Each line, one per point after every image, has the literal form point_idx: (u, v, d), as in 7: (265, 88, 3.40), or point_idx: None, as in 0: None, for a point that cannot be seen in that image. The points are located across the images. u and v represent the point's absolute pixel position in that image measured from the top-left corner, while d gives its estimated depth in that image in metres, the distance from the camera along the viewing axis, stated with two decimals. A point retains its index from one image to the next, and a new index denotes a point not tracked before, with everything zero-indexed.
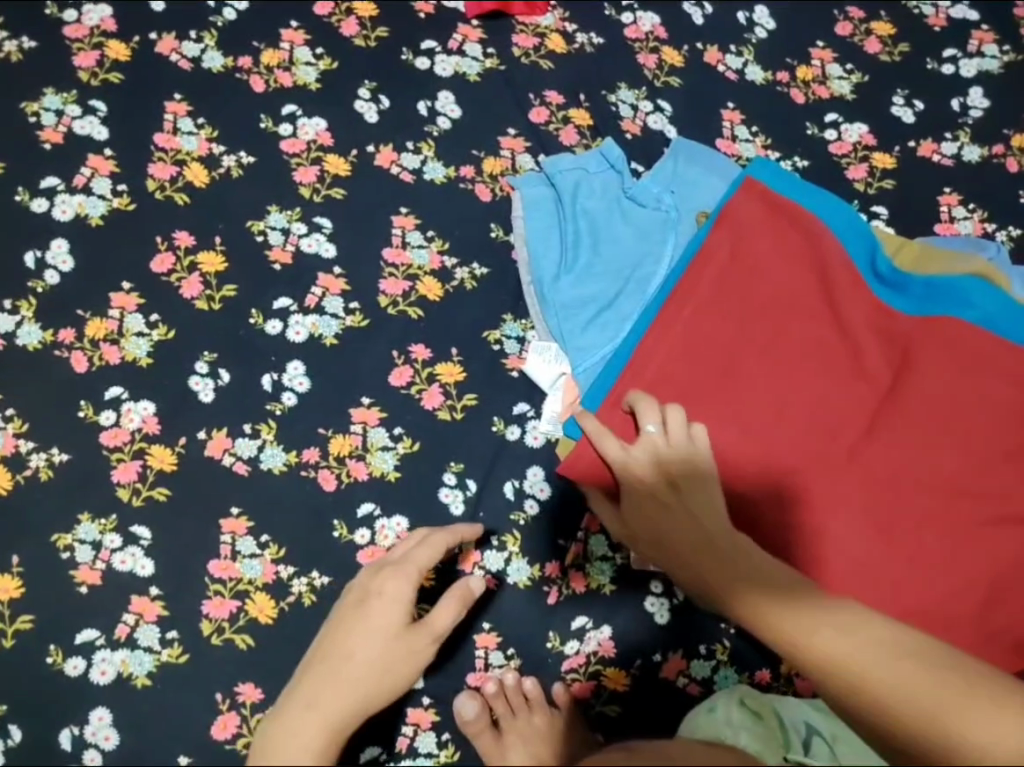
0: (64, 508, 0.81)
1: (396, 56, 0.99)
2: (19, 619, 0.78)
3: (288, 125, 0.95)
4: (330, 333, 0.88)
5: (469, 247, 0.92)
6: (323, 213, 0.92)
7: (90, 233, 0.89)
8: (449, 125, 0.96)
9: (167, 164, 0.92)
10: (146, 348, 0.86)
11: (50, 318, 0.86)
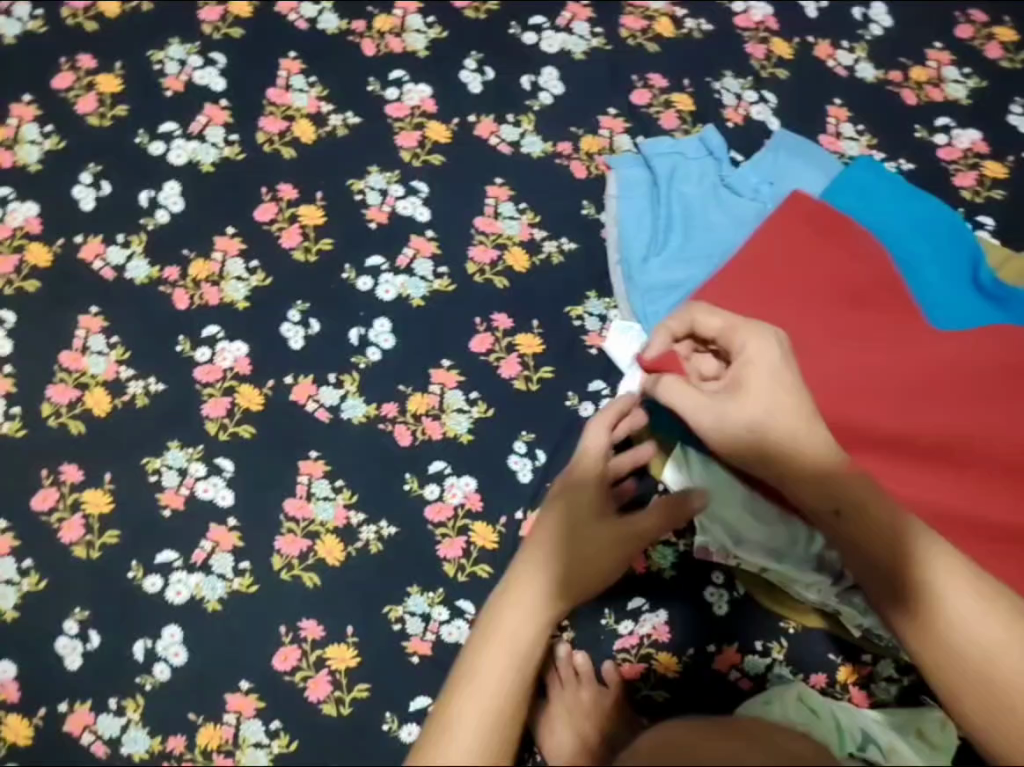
0: (156, 434, 0.85)
1: (505, 29, 1.00)
2: (107, 533, 0.83)
3: (394, 89, 0.97)
4: (417, 294, 0.90)
5: (561, 221, 0.93)
6: (421, 178, 0.94)
7: (202, 177, 0.93)
8: (552, 101, 0.97)
9: (277, 119, 0.96)
10: (243, 292, 0.90)
11: (158, 255, 0.91)
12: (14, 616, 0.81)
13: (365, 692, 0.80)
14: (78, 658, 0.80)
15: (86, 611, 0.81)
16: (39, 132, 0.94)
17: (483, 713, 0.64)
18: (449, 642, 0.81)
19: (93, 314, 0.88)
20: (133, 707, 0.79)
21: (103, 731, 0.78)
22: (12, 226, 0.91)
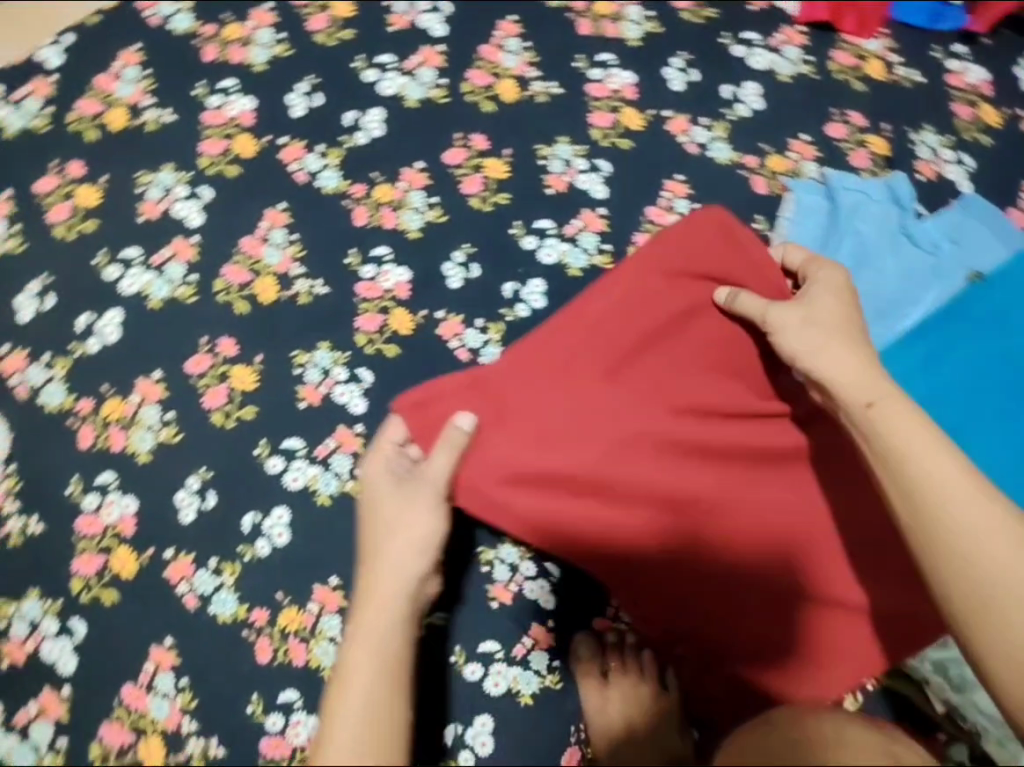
0: (310, 332, 0.91)
1: (715, 40, 1.02)
2: (245, 408, 0.89)
3: (600, 71, 1.01)
4: (577, 265, 0.93)
5: (729, 230, 0.94)
6: (606, 158, 0.97)
7: (403, 110, 0.99)
8: (745, 117, 0.99)
9: (485, 73, 1.01)
10: (417, 223, 0.95)
11: (349, 171, 0.97)
12: (147, 458, 0.87)
13: (438, 619, 0.81)
14: (191, 511, 0.86)
15: (211, 472, 0.87)
16: (270, 38, 1.03)
17: (361, 709, 0.67)
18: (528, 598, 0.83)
19: (281, 209, 0.95)
20: (228, 573, 0.84)
21: (197, 586, 0.84)
22: (228, 116, 0.99)
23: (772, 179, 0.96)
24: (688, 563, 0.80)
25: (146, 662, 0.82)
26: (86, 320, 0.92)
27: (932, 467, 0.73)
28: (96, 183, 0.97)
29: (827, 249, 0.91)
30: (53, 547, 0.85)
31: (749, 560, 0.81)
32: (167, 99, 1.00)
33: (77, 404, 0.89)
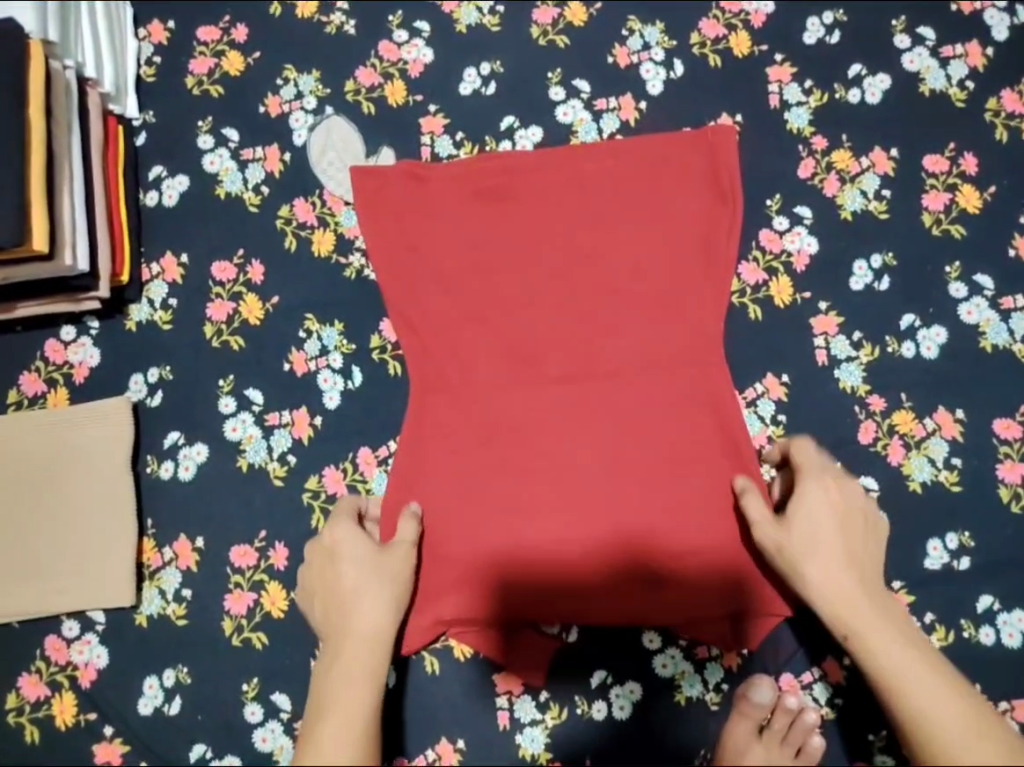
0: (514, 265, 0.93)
1: (964, 36, 0.97)
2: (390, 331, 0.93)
3: (852, 79, 0.96)
4: (850, 207, 0.93)
5: (912, 242, 0.92)
6: (847, 131, 0.95)
7: (609, 65, 0.98)
8: (978, 121, 0.95)
9: (718, 24, 0.98)
10: (599, 125, 0.97)
11: (541, 125, 0.97)
12: (300, 372, 0.91)
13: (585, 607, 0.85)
14: (339, 390, 0.91)
15: (348, 392, 0.90)
16: (490, 4, 1.00)
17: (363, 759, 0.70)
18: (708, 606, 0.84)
19: (457, 154, 0.97)
20: (363, 484, 0.88)
21: (334, 491, 0.88)
22: (402, 56, 0.99)
23: (967, 181, 0.93)
24: (553, 514, 0.86)
25: (260, 532, 0.87)
26: (263, 224, 0.95)
27: (932, 692, 0.72)
28: (280, 96, 0.98)
29: (1023, 282, 0.90)
30: (209, 427, 0.90)
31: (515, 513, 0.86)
32: (366, 14, 1.00)
33: (235, 308, 0.93)
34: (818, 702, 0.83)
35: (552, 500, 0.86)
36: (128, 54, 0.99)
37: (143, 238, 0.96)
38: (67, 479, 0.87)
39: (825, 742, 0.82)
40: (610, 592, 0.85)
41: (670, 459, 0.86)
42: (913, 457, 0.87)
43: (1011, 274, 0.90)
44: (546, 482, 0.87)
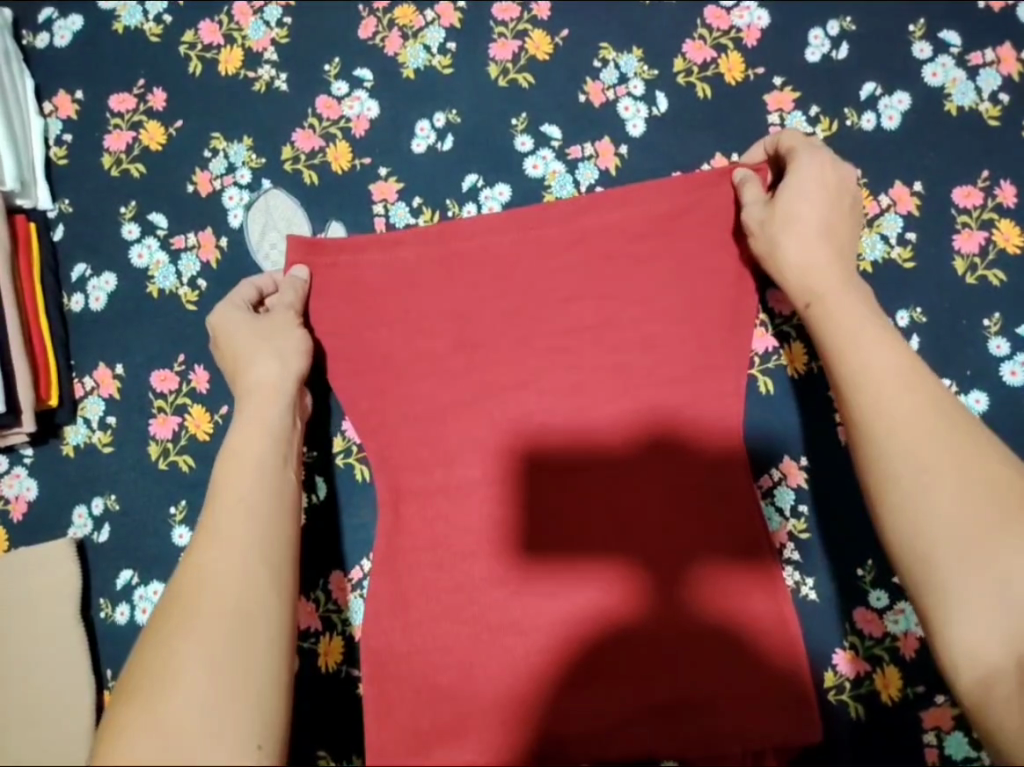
0: (489, 354, 0.80)
1: (994, 38, 0.83)
2: (360, 462, 0.83)
3: (867, 101, 0.83)
4: (870, 257, 0.81)
5: (944, 292, 0.80)
6: (862, 163, 0.82)
7: (581, 104, 0.85)
8: (1015, 140, 0.82)
9: (704, 46, 0.85)
10: (576, 177, 0.84)
11: (507, 181, 0.84)
12: None
13: (611, 748, 0.72)
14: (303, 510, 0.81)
15: (312, 508, 0.82)
16: (439, 42, 0.87)
17: (203, 730, 0.50)
18: (734, 725, 0.71)
19: (415, 222, 0.85)
20: (339, 614, 0.80)
21: (307, 626, 0.80)
22: (344, 112, 0.86)
23: (1005, 214, 0.81)
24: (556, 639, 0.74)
25: None
26: (202, 323, 0.84)
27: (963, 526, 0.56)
28: (209, 170, 0.86)
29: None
30: (163, 563, 0.81)
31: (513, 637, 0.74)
32: (298, 64, 0.87)
33: (181, 422, 0.83)
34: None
35: (548, 630, 0.74)
36: (33, 137, 0.86)
37: (72, 349, 0.85)
38: (11, 635, 0.78)
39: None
40: (616, 734, 0.72)
41: (681, 560, 0.75)
42: None
43: None
44: (538, 608, 0.74)
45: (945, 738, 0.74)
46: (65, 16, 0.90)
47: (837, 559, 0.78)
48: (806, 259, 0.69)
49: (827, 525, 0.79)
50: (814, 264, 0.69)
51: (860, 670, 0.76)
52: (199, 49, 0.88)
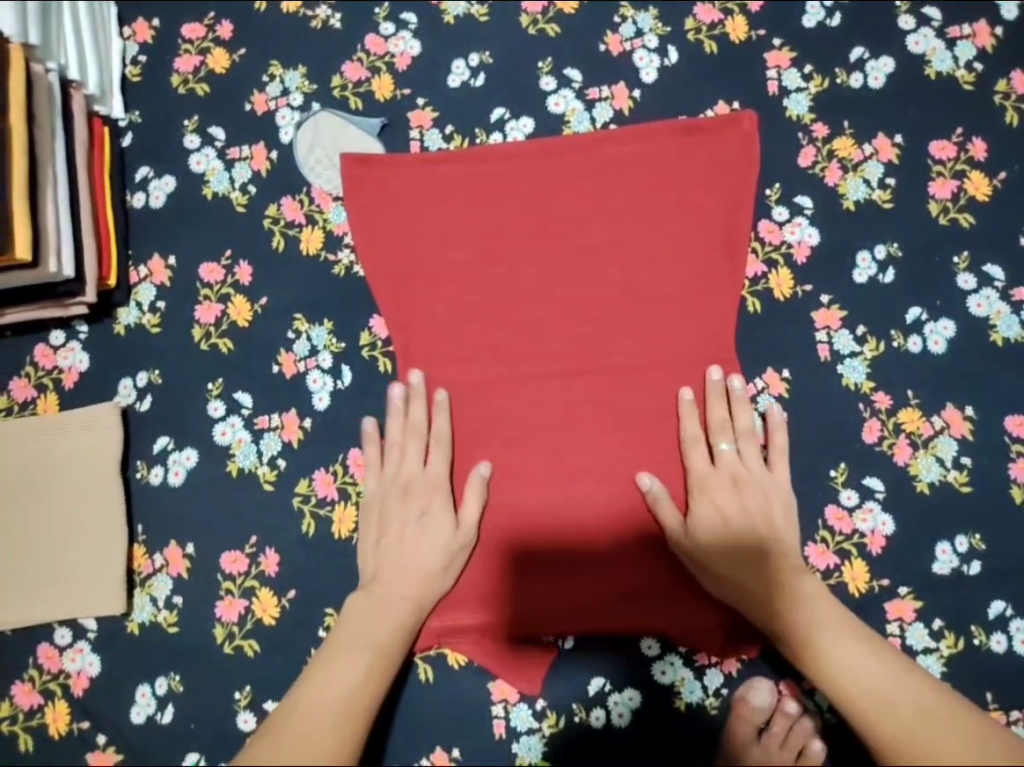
0: (507, 266, 0.91)
1: (971, 15, 0.94)
2: (384, 354, 0.90)
3: (855, 63, 0.93)
4: (854, 196, 0.90)
5: (918, 232, 0.89)
6: (849, 116, 0.92)
7: (600, 53, 0.95)
8: (986, 104, 0.91)
9: (713, 9, 0.95)
10: (592, 114, 0.94)
11: (531, 115, 0.95)
12: (288, 374, 0.90)
13: (599, 624, 0.84)
14: (330, 391, 0.89)
15: (338, 392, 0.89)
16: None
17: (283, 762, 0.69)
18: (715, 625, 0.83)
19: (446, 147, 0.95)
20: (354, 486, 0.87)
21: (324, 495, 0.87)
22: (389, 49, 0.97)
23: (976, 167, 0.90)
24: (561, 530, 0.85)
25: (249, 538, 0.86)
26: (249, 224, 0.93)
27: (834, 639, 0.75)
28: (265, 93, 0.96)
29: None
30: (198, 432, 0.89)
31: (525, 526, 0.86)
32: (352, 6, 0.98)
33: (224, 309, 0.91)
34: (820, 706, 0.82)
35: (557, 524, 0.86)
36: (113, 55, 0.97)
37: (131, 241, 0.94)
38: (59, 486, 0.86)
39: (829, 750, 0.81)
40: (602, 602, 0.84)
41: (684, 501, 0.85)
42: (921, 457, 0.85)
43: (1022, 265, 0.88)
44: (545, 498, 0.86)
45: (907, 631, 0.82)
46: None
47: (815, 462, 0.86)
48: (774, 439, 0.85)
49: (805, 433, 0.86)
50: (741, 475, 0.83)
51: (829, 563, 0.84)
52: None
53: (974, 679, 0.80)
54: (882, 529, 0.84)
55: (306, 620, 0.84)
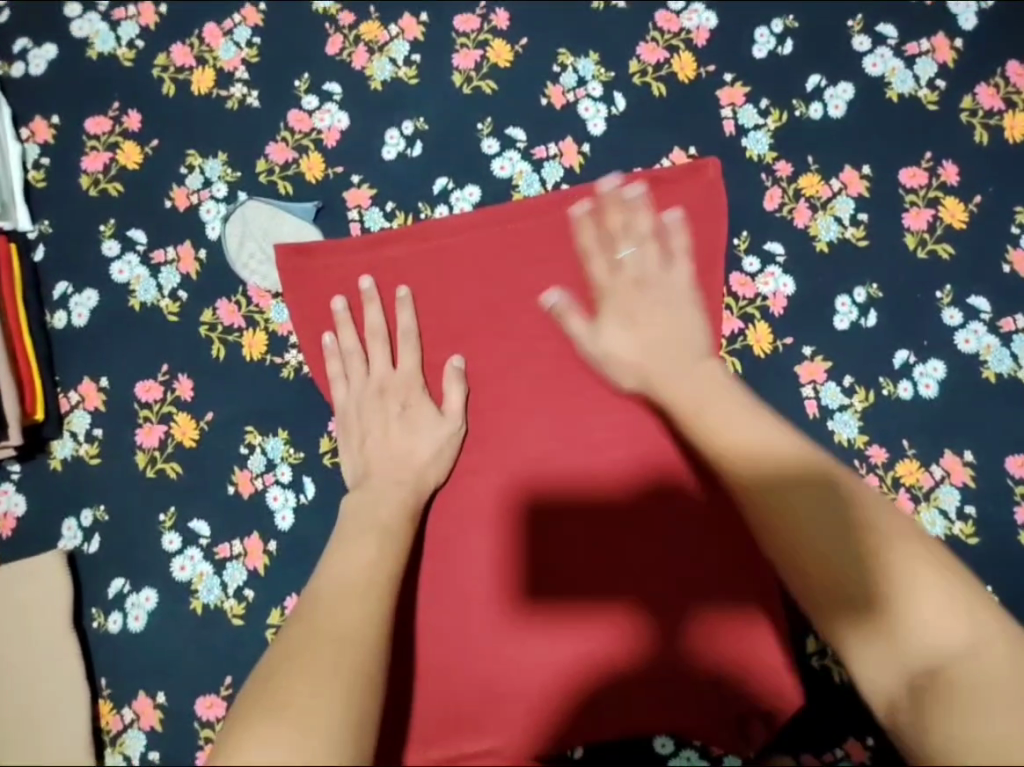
0: (466, 351, 0.85)
1: (928, 29, 0.88)
2: None
3: (813, 94, 0.88)
4: (826, 238, 0.85)
5: (897, 268, 0.84)
6: (812, 150, 0.87)
7: (543, 107, 0.89)
8: (953, 124, 0.86)
9: (657, 48, 0.89)
10: (541, 175, 0.88)
11: (476, 182, 0.88)
12: (246, 494, 0.83)
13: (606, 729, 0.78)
14: (293, 508, 0.83)
15: (301, 508, 0.83)
16: (404, 55, 0.90)
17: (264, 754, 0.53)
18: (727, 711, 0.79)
19: (389, 226, 0.88)
20: None
21: None
22: (315, 125, 0.89)
23: (949, 192, 0.85)
24: (553, 633, 0.80)
25: (225, 678, 0.80)
26: (184, 333, 0.86)
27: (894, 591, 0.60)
28: (186, 186, 0.89)
29: (1021, 300, 0.83)
30: (155, 570, 0.82)
31: (514, 634, 0.81)
32: (269, 81, 0.90)
33: (166, 430, 0.84)
34: None
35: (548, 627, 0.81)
36: (11, 161, 0.88)
37: (57, 365, 0.86)
38: (8, 651, 0.79)
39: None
40: (608, 703, 0.79)
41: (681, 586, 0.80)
42: (924, 510, 0.81)
43: (1007, 293, 0.83)
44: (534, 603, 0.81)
45: None
46: (42, 44, 0.92)
47: None
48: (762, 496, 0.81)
49: None
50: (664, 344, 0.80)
51: None
52: (173, 71, 0.91)
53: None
54: None
55: None
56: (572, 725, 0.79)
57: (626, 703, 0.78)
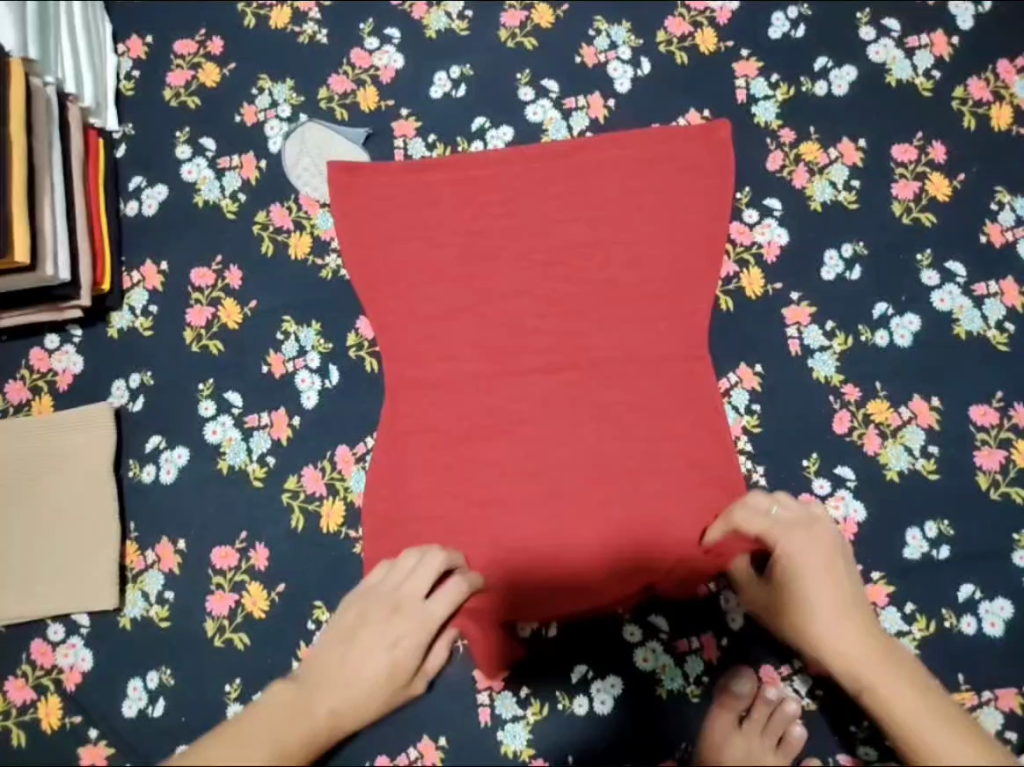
0: (487, 268, 0.94)
1: (929, 26, 0.98)
2: (371, 356, 0.93)
3: (820, 74, 0.98)
4: (821, 199, 0.94)
5: (883, 231, 0.93)
6: (814, 122, 0.96)
7: (577, 65, 0.99)
8: (945, 110, 0.96)
9: (683, 22, 1.00)
10: (569, 123, 0.98)
11: (511, 124, 0.99)
12: (278, 374, 0.92)
13: (580, 608, 0.86)
14: (319, 389, 0.92)
15: (326, 391, 0.92)
16: (458, 10, 1.02)
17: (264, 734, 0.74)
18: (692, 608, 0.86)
19: (430, 155, 0.98)
20: (342, 482, 0.89)
21: (313, 490, 0.89)
22: (374, 63, 1.01)
23: (936, 169, 0.94)
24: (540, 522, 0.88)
25: (240, 533, 0.88)
26: (239, 230, 0.97)
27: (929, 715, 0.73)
28: (254, 105, 1.00)
29: (995, 269, 0.91)
30: (189, 432, 0.91)
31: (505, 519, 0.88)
32: (337, 22, 1.02)
33: (214, 312, 0.94)
34: (800, 693, 0.84)
35: (536, 516, 0.88)
36: (106, 69, 1.01)
37: (124, 247, 0.97)
38: (53, 485, 0.88)
39: (805, 732, 0.83)
40: (585, 581, 0.87)
41: (661, 491, 0.88)
42: (891, 446, 0.88)
43: (983, 262, 0.91)
44: (527, 496, 0.88)
45: (881, 615, 0.84)
46: None
47: (788, 452, 0.89)
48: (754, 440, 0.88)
49: (778, 426, 0.89)
50: (832, 564, 0.80)
51: None
52: (255, 7, 1.03)
53: (947, 661, 0.83)
54: (855, 514, 0.87)
55: (294, 612, 0.86)
56: (548, 604, 0.86)
57: (598, 588, 0.86)
